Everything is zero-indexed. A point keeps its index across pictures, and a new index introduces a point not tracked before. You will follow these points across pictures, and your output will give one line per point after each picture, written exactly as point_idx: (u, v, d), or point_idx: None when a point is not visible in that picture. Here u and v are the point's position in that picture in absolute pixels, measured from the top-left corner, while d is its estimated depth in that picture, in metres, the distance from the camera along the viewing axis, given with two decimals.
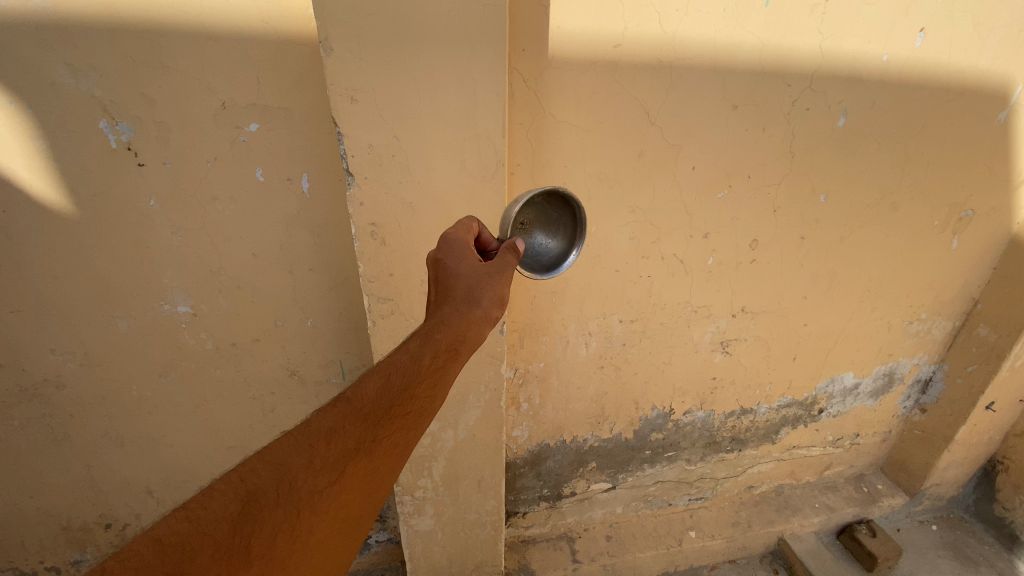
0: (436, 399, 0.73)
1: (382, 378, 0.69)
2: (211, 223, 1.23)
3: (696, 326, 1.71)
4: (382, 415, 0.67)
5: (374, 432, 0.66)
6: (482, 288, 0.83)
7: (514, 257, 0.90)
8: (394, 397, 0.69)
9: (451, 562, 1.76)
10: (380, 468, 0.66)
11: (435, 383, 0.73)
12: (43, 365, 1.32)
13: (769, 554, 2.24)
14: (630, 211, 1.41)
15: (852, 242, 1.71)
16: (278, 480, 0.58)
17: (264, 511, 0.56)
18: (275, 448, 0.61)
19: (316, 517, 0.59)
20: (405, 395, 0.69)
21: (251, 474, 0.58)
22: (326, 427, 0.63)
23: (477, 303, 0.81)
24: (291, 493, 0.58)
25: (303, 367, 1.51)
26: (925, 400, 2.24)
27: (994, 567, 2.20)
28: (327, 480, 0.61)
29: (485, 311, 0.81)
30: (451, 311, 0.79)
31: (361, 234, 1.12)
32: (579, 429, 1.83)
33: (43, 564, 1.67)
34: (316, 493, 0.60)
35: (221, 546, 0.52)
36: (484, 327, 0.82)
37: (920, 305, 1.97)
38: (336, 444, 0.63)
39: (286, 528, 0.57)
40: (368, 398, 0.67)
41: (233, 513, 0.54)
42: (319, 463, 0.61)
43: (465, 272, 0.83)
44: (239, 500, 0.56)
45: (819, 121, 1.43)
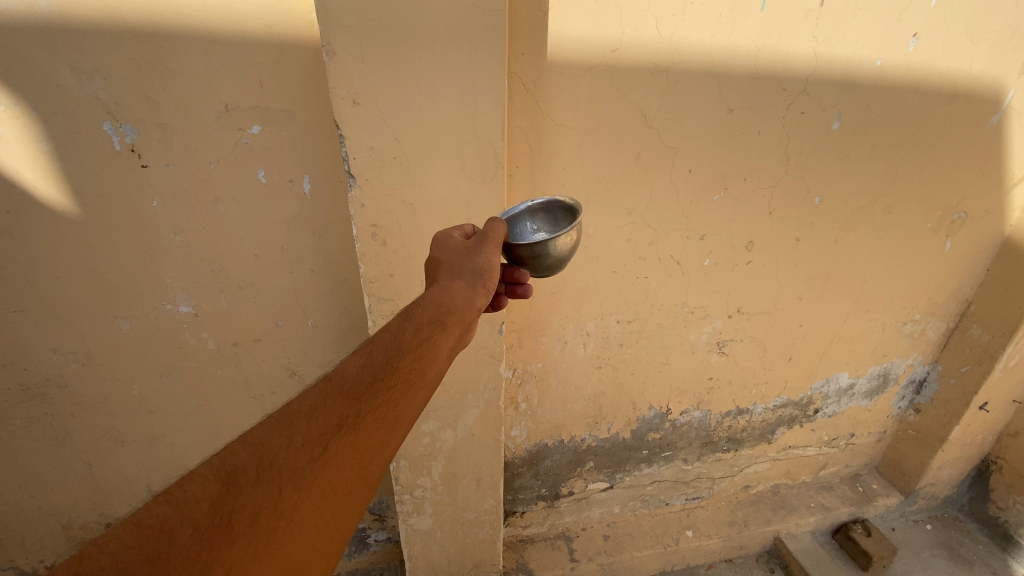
0: (423, 369, 0.75)
1: (364, 355, 0.72)
2: (214, 224, 1.24)
3: (693, 327, 1.73)
4: (366, 389, 0.69)
5: (357, 407, 0.67)
6: (462, 265, 0.90)
7: (500, 225, 1.01)
8: (376, 371, 0.71)
9: (449, 561, 1.78)
10: (367, 443, 0.66)
11: (420, 354, 0.76)
12: (45, 365, 1.33)
13: (765, 554, 2.25)
14: (627, 213, 1.43)
15: (847, 243, 1.73)
16: (258, 459, 0.59)
17: (244, 489, 0.56)
18: (256, 429, 0.61)
19: (299, 493, 0.59)
20: (388, 368, 0.72)
21: (231, 454, 0.58)
22: (307, 404, 0.65)
23: (459, 276, 0.89)
24: (271, 470, 0.59)
25: (304, 367, 1.52)
26: (920, 400, 2.26)
27: (988, 567, 2.22)
28: (309, 456, 0.61)
29: (467, 283, 0.88)
30: (433, 288, 0.86)
31: (362, 235, 1.14)
32: (576, 428, 1.85)
33: (43, 564, 1.68)
34: (298, 469, 0.60)
35: (201, 525, 0.52)
36: (470, 297, 0.88)
37: (914, 306, 1.99)
38: (317, 421, 0.64)
39: (268, 504, 0.57)
40: (350, 374, 0.69)
41: (213, 493, 0.55)
42: (300, 440, 0.62)
43: (448, 257, 0.93)
44: (218, 480, 0.56)
45: (814, 124, 1.45)
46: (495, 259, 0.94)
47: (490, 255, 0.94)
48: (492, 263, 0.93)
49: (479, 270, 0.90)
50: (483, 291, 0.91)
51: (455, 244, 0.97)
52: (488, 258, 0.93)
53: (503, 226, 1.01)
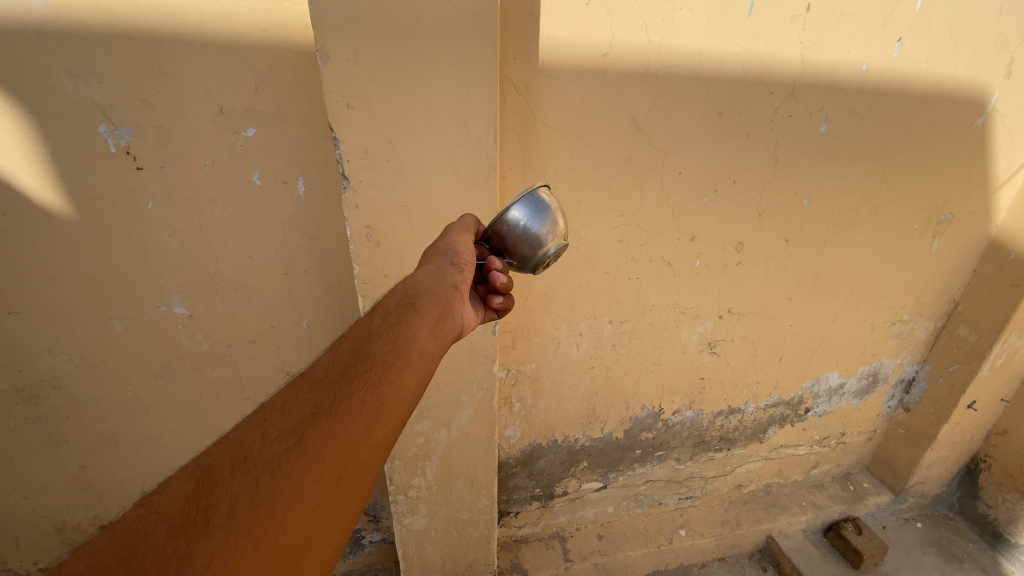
0: (398, 349, 0.77)
1: (334, 350, 0.76)
2: (208, 225, 1.25)
3: (685, 327, 1.75)
4: (338, 377, 0.71)
5: (331, 393, 0.69)
6: (429, 255, 0.96)
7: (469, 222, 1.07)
8: (347, 359, 0.74)
9: (444, 560, 1.78)
10: (348, 425, 0.67)
11: (392, 337, 0.79)
12: (40, 366, 1.34)
13: (758, 552, 2.27)
14: (619, 215, 1.45)
15: (835, 245, 1.76)
16: (233, 456, 0.61)
17: (218, 484, 0.58)
18: (230, 432, 0.64)
19: (278, 481, 0.59)
20: (358, 354, 0.74)
21: (205, 456, 0.61)
22: (280, 401, 0.67)
23: (426, 263, 0.93)
24: (246, 464, 0.60)
25: (299, 368, 1.53)
26: (909, 399, 2.30)
27: (978, 564, 2.24)
28: (283, 445, 0.62)
29: (434, 265, 0.93)
30: (402, 280, 0.91)
31: (356, 237, 1.15)
32: (570, 429, 1.86)
33: (38, 566, 1.67)
34: (273, 460, 0.61)
35: (176, 522, 0.54)
36: (440, 275, 0.92)
37: (902, 306, 2.02)
38: (290, 413, 0.66)
39: (245, 495, 0.57)
40: (321, 368, 0.72)
41: (187, 491, 0.57)
42: (273, 433, 0.63)
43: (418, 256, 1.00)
44: (193, 479, 0.58)
45: (801, 127, 1.48)
46: (463, 242, 0.99)
47: (456, 240, 0.99)
48: (458, 244, 0.98)
49: (443, 256, 0.95)
50: (454, 269, 0.94)
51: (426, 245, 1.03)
52: (451, 241, 0.98)
53: (471, 217, 1.08)
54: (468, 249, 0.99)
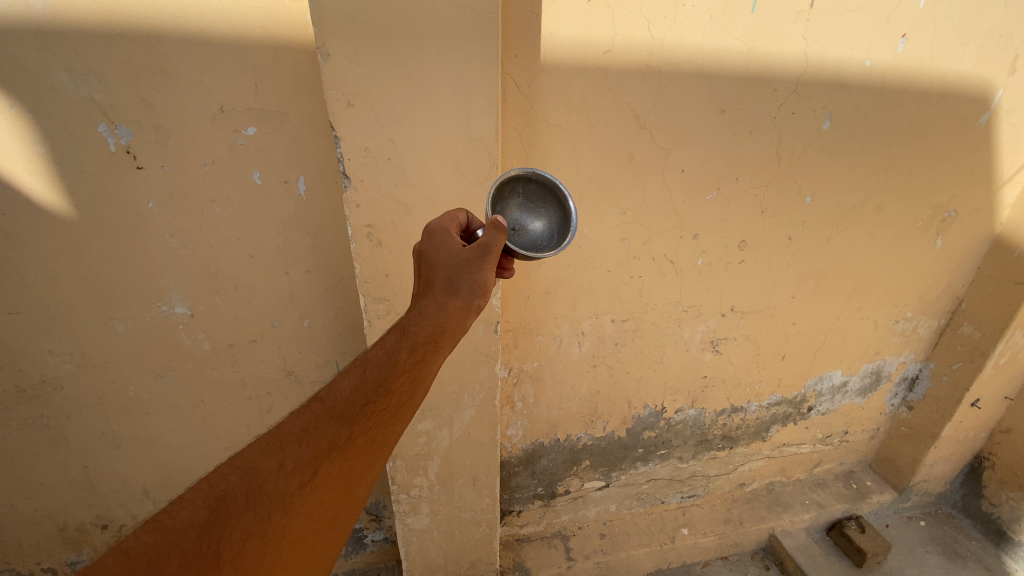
0: (414, 391, 0.75)
1: (358, 376, 0.72)
2: (209, 224, 1.24)
3: (687, 326, 1.74)
4: (356, 411, 0.69)
5: (348, 430, 0.68)
6: (459, 279, 0.86)
7: (499, 237, 0.90)
8: (368, 395, 0.71)
9: (447, 559, 1.78)
10: (355, 464, 0.68)
11: (412, 376, 0.75)
12: (42, 366, 1.34)
13: (760, 551, 2.26)
14: (621, 213, 1.44)
15: (838, 242, 1.75)
16: (248, 486, 0.60)
17: (232, 516, 0.57)
18: (244, 453, 0.62)
19: (287, 518, 0.61)
20: (380, 391, 0.71)
21: (220, 480, 0.59)
22: (298, 428, 0.65)
23: (455, 294, 0.84)
24: (261, 496, 0.60)
25: (300, 367, 1.52)
26: (913, 397, 2.29)
27: (981, 562, 2.23)
28: (298, 480, 0.62)
29: (463, 301, 0.84)
30: (428, 303, 0.83)
31: (358, 236, 1.14)
32: (572, 427, 1.86)
33: (40, 566, 1.67)
34: (287, 494, 0.61)
35: (189, 555, 0.53)
36: (464, 315, 0.85)
37: (906, 304, 2.02)
38: (308, 444, 0.65)
39: (255, 531, 0.58)
40: (342, 396, 0.69)
41: (201, 521, 0.56)
42: (290, 465, 0.63)
43: (442, 263, 0.87)
44: (207, 508, 0.57)
45: (805, 124, 1.47)
46: (493, 276, 0.89)
47: (489, 270, 0.89)
48: (489, 281, 0.88)
49: (469, 286, 0.86)
50: (476, 309, 0.87)
51: (457, 250, 0.88)
52: (485, 277, 0.88)
53: (500, 239, 0.90)
54: (493, 286, 0.90)
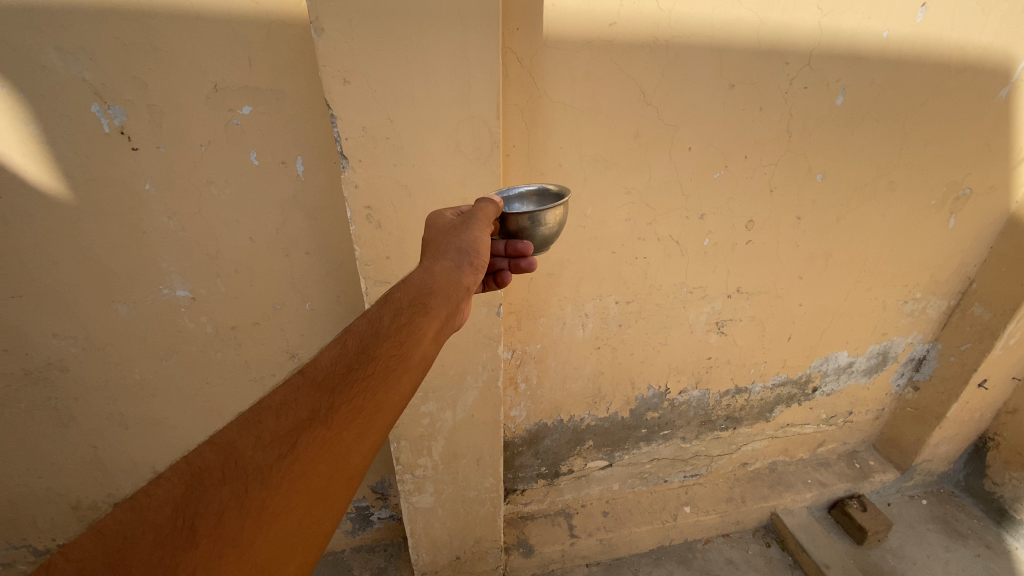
0: (402, 353, 0.76)
1: (339, 348, 0.74)
2: (207, 206, 1.23)
3: (692, 307, 1.72)
4: (338, 379, 0.70)
5: (329, 398, 0.68)
6: (446, 246, 0.93)
7: (493, 207, 1.01)
8: (350, 361, 0.72)
9: (452, 537, 1.81)
10: (342, 432, 0.66)
11: (399, 340, 0.77)
12: (46, 350, 1.34)
13: (762, 528, 2.23)
14: (626, 192, 1.41)
15: (849, 221, 1.72)
16: (225, 460, 0.60)
17: (208, 490, 0.57)
18: (221, 431, 0.63)
19: (267, 490, 0.59)
20: (362, 357, 0.73)
21: (197, 457, 0.60)
22: (277, 400, 0.66)
23: (444, 257, 0.92)
24: (237, 470, 0.59)
25: (303, 350, 1.52)
26: (919, 377, 2.27)
27: (982, 540, 2.22)
28: (277, 451, 0.61)
29: (452, 262, 0.92)
30: (415, 274, 0.90)
31: (357, 218, 1.12)
32: (576, 408, 1.86)
33: (56, 542, 1.71)
34: (266, 466, 0.60)
35: (165, 528, 0.53)
36: (455, 276, 0.92)
37: (915, 284, 1.98)
38: (287, 416, 0.65)
39: (232, 503, 0.57)
40: (322, 367, 0.71)
41: (177, 496, 0.56)
42: (268, 437, 0.62)
43: (432, 237, 0.97)
44: (183, 483, 0.57)
45: (817, 99, 1.42)
46: (484, 236, 0.96)
47: (477, 232, 0.96)
48: (480, 240, 0.95)
49: (454, 247, 0.93)
50: (469, 269, 0.94)
51: (443, 226, 1.00)
52: (473, 235, 0.94)
53: (494, 204, 1.01)
54: (487, 246, 0.97)
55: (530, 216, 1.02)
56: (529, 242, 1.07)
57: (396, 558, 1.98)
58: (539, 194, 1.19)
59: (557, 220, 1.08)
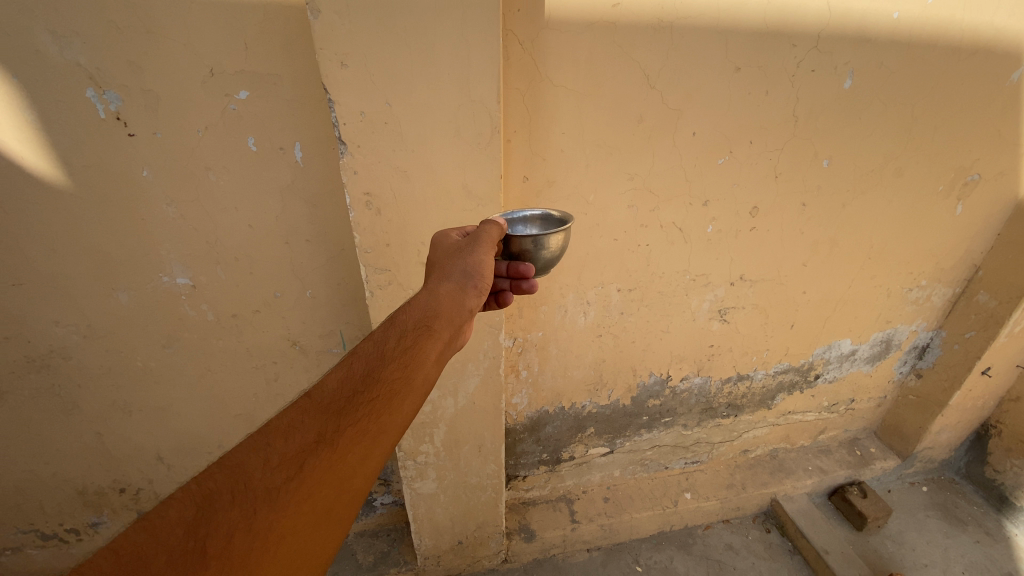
0: (405, 377, 0.79)
1: (345, 371, 0.77)
2: (205, 193, 1.22)
3: (694, 295, 1.71)
4: (343, 403, 0.73)
5: (334, 422, 0.71)
6: (451, 267, 0.93)
7: (497, 228, 0.99)
8: (355, 385, 0.75)
9: (454, 522, 1.82)
10: (346, 455, 0.69)
11: (403, 364, 0.80)
12: (49, 337, 1.35)
13: (762, 514, 2.24)
14: (629, 178, 1.39)
15: (854, 208, 1.69)
16: (234, 482, 0.63)
17: (218, 512, 0.60)
18: (232, 453, 0.66)
19: (273, 512, 0.62)
20: (367, 381, 0.76)
21: (208, 478, 0.63)
22: (285, 424, 0.69)
23: (448, 278, 0.92)
24: (245, 492, 0.62)
25: (304, 338, 1.52)
26: (922, 365, 2.26)
27: (982, 526, 2.23)
28: (283, 474, 0.65)
29: (457, 284, 0.92)
30: (420, 295, 0.91)
31: (356, 205, 1.11)
32: (577, 396, 1.86)
33: (63, 528, 1.73)
34: (273, 488, 0.63)
35: (177, 549, 0.56)
36: (460, 298, 0.92)
37: (921, 272, 1.97)
38: (293, 439, 0.68)
39: (241, 525, 0.60)
40: (329, 391, 0.74)
41: (189, 517, 0.59)
42: (276, 460, 0.66)
43: (438, 257, 0.98)
44: (196, 504, 0.61)
45: (824, 82, 1.39)
46: (488, 258, 0.94)
47: (482, 254, 0.95)
48: (484, 262, 0.93)
49: (459, 268, 0.93)
50: (473, 291, 0.94)
51: (449, 246, 1.01)
52: (477, 258, 0.93)
53: (498, 227, 0.99)
54: (492, 267, 0.95)
55: (534, 240, 1.02)
56: (530, 265, 1.08)
57: (399, 543, 2.00)
58: (543, 218, 1.20)
59: (559, 243, 1.08)
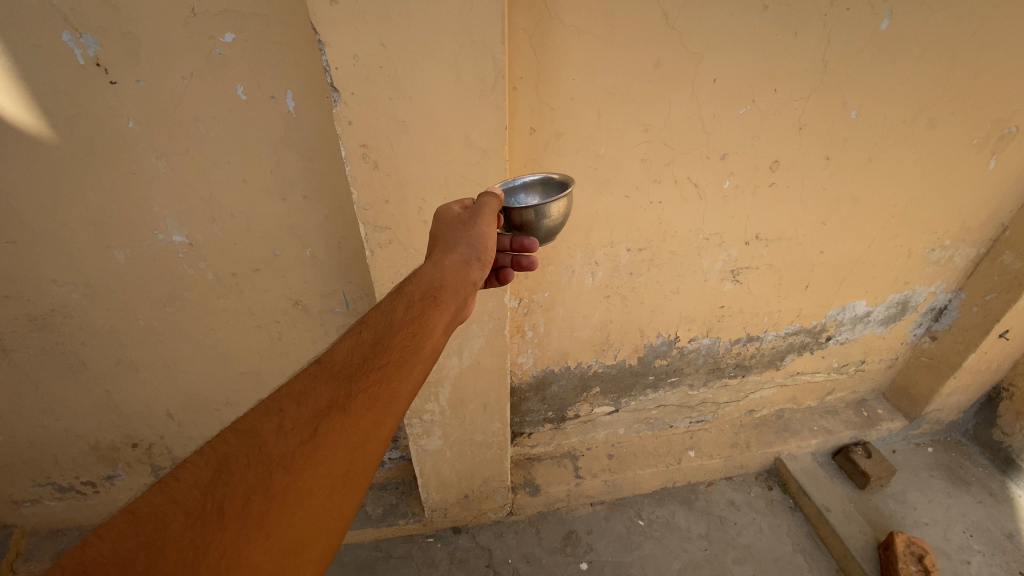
0: (414, 345, 0.77)
1: (354, 338, 0.75)
2: (195, 146, 1.16)
3: (707, 255, 1.65)
4: (355, 368, 0.71)
5: (347, 387, 0.68)
6: (454, 239, 0.91)
7: (496, 201, 0.97)
8: (366, 351, 0.73)
9: (460, 477, 1.85)
10: (360, 420, 0.67)
11: (410, 333, 0.78)
12: (48, 296, 1.33)
13: (764, 473, 2.26)
14: (643, 130, 1.31)
15: (880, 163, 1.60)
16: (248, 445, 0.60)
17: (233, 475, 0.58)
18: (244, 418, 0.63)
19: (290, 476, 0.60)
20: (377, 349, 0.74)
21: (221, 442, 0.60)
22: (296, 390, 0.67)
23: (453, 250, 0.90)
24: (261, 455, 0.60)
25: (306, 297, 1.48)
26: (937, 327, 2.21)
27: (986, 487, 2.23)
28: (298, 438, 0.62)
29: (462, 255, 0.89)
30: (425, 266, 0.89)
31: (352, 158, 1.05)
32: (583, 356, 1.84)
33: (79, 480, 1.77)
34: (288, 453, 0.61)
35: (194, 512, 0.54)
36: (465, 269, 0.90)
37: (945, 231, 1.88)
38: (306, 404, 0.65)
39: (258, 488, 0.58)
40: (339, 358, 0.71)
41: (204, 480, 0.57)
42: (289, 425, 0.63)
43: (442, 228, 0.94)
44: (211, 468, 0.58)
45: (860, 23, 1.27)
46: (490, 230, 0.93)
47: (486, 225, 0.93)
48: (487, 234, 0.92)
49: (464, 238, 0.90)
50: (478, 264, 0.92)
51: (452, 216, 0.97)
52: (481, 230, 0.91)
53: (497, 197, 0.97)
54: (495, 239, 0.94)
55: (537, 209, 0.98)
56: (534, 237, 1.03)
57: (407, 496, 2.05)
58: (543, 184, 1.17)
59: (562, 212, 1.03)
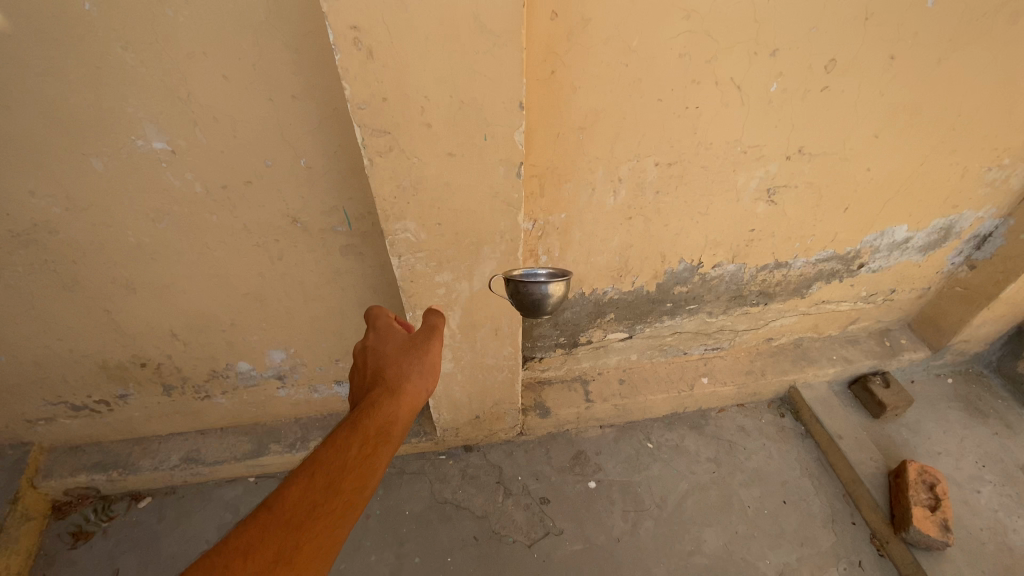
0: (366, 479, 0.71)
1: (300, 474, 0.68)
2: (164, 32, 1.01)
3: (742, 172, 1.50)
4: (304, 514, 0.64)
5: (293, 539, 0.62)
6: (404, 359, 0.90)
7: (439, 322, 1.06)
8: (313, 493, 0.67)
9: (470, 399, 1.85)
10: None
11: (361, 463, 0.72)
12: (29, 209, 1.24)
13: (777, 400, 2.23)
14: (682, 17, 1.11)
15: (952, 64, 1.39)
16: None
17: None
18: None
19: None
20: (328, 487, 0.68)
21: None
22: (240, 546, 0.59)
23: (407, 369, 0.88)
24: None
25: (305, 214, 1.36)
26: (978, 256, 2.07)
27: (1003, 418, 2.20)
28: None
29: (418, 371, 0.88)
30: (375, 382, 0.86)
31: (342, 44, 0.89)
32: (599, 282, 1.73)
33: (92, 398, 1.79)
34: None
35: None
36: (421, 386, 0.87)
37: (1008, 148, 1.69)
38: (251, 563, 0.58)
39: None
40: (288, 500, 0.65)
41: None
42: None
43: (390, 349, 0.94)
44: None
45: None
46: (439, 349, 0.96)
47: (435, 349, 0.96)
48: (437, 355, 0.95)
49: (416, 355, 0.92)
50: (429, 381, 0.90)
51: (397, 338, 0.97)
52: (432, 352, 0.94)
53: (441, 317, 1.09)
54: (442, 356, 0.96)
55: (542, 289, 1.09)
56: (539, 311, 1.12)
57: (418, 416, 2.06)
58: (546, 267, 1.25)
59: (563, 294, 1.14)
